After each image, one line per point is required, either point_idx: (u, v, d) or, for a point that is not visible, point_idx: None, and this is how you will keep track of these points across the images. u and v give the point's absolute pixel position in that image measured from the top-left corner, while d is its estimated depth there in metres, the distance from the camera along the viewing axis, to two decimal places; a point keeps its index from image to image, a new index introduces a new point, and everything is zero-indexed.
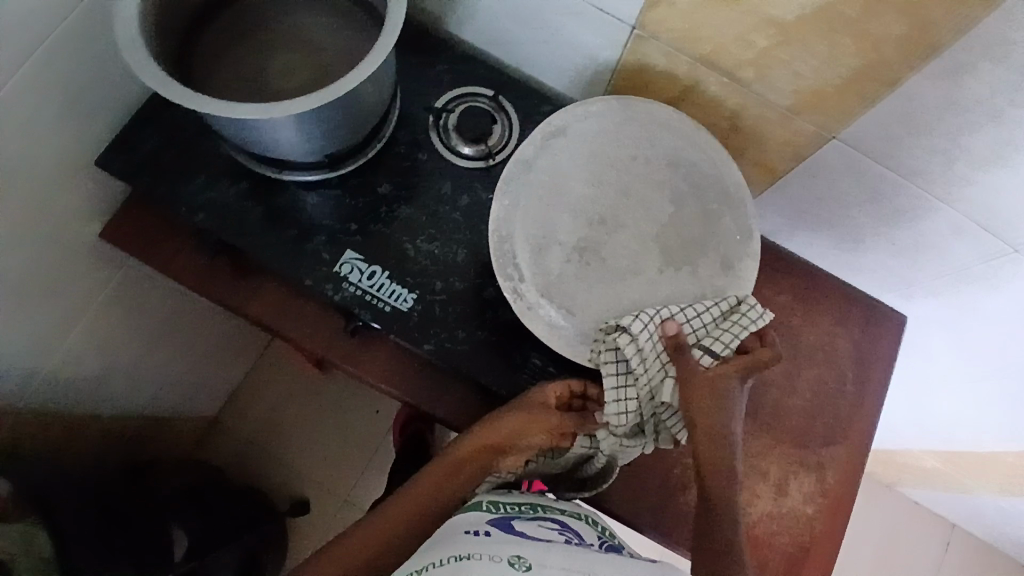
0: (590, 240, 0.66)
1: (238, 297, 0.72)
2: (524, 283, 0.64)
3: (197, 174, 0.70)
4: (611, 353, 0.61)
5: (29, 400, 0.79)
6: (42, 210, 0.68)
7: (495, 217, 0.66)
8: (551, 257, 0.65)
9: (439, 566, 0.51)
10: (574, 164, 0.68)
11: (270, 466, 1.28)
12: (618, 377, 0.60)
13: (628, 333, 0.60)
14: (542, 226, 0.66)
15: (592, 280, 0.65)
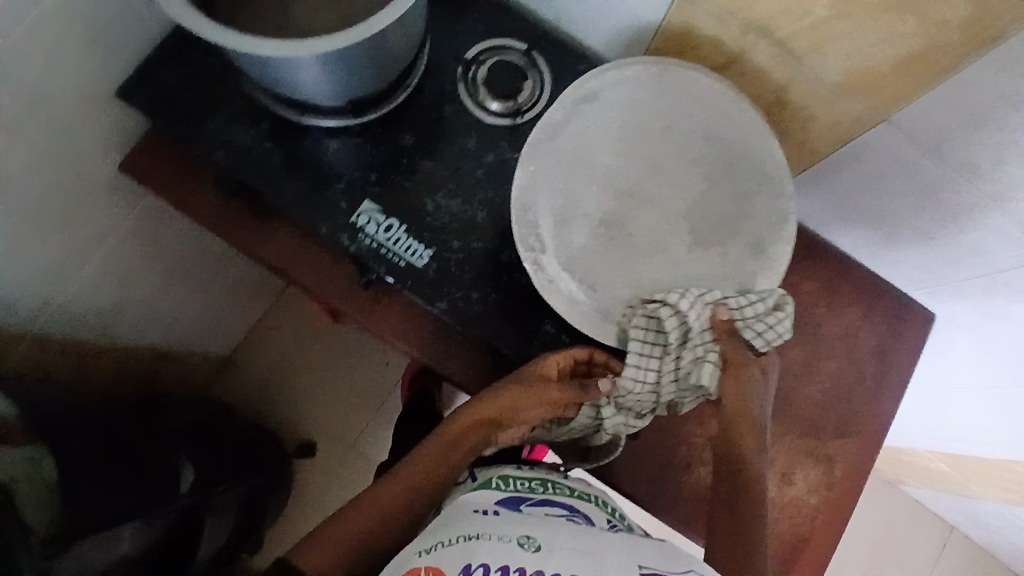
0: (617, 216, 0.65)
1: (254, 239, 0.71)
2: (546, 257, 0.63)
3: (220, 112, 0.69)
4: (645, 321, 0.60)
5: (45, 325, 0.80)
6: (62, 137, 0.67)
7: (518, 187, 0.64)
8: (575, 231, 0.64)
9: (447, 545, 0.51)
10: (609, 134, 0.66)
11: (280, 408, 1.30)
12: (645, 345, 0.60)
13: (671, 306, 0.59)
14: (568, 199, 0.65)
15: (616, 256, 0.64)
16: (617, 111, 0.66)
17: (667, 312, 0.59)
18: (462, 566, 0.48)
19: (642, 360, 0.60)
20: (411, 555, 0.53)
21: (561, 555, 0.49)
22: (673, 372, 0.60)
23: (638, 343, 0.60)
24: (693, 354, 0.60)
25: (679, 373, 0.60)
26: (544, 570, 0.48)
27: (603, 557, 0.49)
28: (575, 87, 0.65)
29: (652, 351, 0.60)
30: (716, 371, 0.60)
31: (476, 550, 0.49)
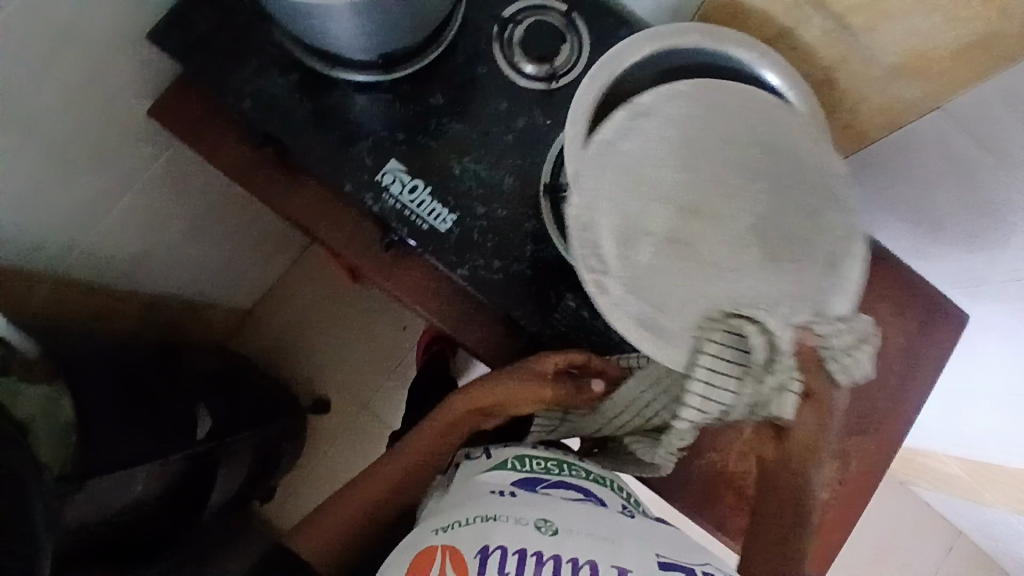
0: (683, 230, 0.54)
1: (278, 194, 0.71)
2: (609, 277, 0.54)
3: (250, 59, 0.67)
4: (728, 341, 0.52)
5: (70, 266, 0.81)
6: (92, 77, 0.67)
7: (575, 199, 0.54)
8: (638, 248, 0.54)
9: (466, 525, 0.52)
10: (677, 131, 0.55)
11: (296, 363, 1.32)
12: (725, 364, 0.51)
13: (760, 326, 0.51)
14: (632, 209, 0.55)
15: (689, 278, 0.54)
16: (684, 105, 0.56)
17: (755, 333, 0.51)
18: (479, 547, 0.50)
19: (721, 378, 0.51)
20: (427, 533, 0.54)
21: (579, 538, 0.50)
22: (750, 400, 0.52)
23: (714, 361, 0.51)
24: (777, 383, 0.51)
25: (756, 400, 0.52)
26: (562, 553, 0.49)
27: (618, 544, 0.51)
28: (599, 63, 0.56)
29: (734, 378, 0.51)
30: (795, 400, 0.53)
31: (493, 532, 0.51)
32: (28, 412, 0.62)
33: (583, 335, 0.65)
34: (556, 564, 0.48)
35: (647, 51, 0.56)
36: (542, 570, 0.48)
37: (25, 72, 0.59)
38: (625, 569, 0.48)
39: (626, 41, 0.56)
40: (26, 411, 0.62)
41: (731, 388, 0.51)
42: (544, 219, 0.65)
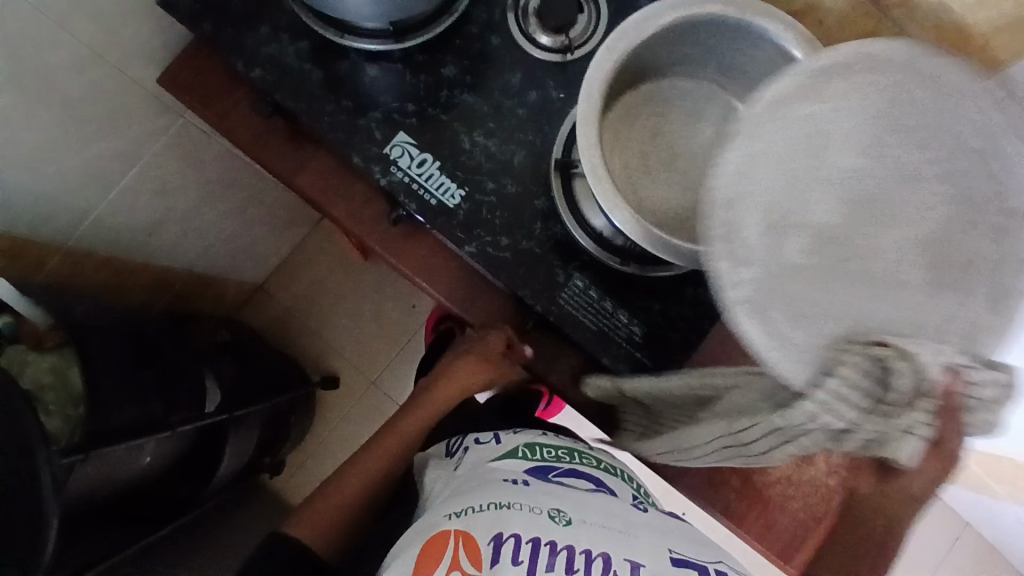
0: (845, 231, 0.39)
1: (286, 166, 0.70)
2: (746, 266, 0.39)
3: (258, 25, 0.65)
4: (869, 370, 0.35)
5: (81, 237, 0.81)
6: (100, 42, 0.65)
7: (721, 171, 0.41)
8: (789, 244, 0.39)
9: (480, 512, 0.53)
10: (867, 101, 0.40)
11: (305, 338, 1.32)
12: (861, 389, 0.35)
13: (906, 353, 0.35)
14: (787, 192, 0.40)
15: (849, 302, 0.38)
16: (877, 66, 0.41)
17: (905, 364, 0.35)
18: (494, 534, 0.51)
19: (844, 405, 0.36)
20: (439, 517, 0.55)
21: (592, 530, 0.52)
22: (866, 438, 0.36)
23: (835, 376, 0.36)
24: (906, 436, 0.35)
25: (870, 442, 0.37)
26: (576, 544, 0.50)
27: (631, 537, 0.52)
28: (616, 33, 0.53)
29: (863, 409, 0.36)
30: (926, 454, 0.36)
31: (506, 520, 0.52)
32: (36, 379, 0.65)
33: (591, 315, 0.64)
34: (569, 554, 0.49)
35: (668, 20, 0.53)
36: (556, 559, 0.49)
37: (31, 35, 0.58)
38: (637, 564, 0.49)
39: (650, 8, 0.52)
40: (33, 379, 0.65)
41: (854, 417, 0.36)
42: (553, 195, 0.63)
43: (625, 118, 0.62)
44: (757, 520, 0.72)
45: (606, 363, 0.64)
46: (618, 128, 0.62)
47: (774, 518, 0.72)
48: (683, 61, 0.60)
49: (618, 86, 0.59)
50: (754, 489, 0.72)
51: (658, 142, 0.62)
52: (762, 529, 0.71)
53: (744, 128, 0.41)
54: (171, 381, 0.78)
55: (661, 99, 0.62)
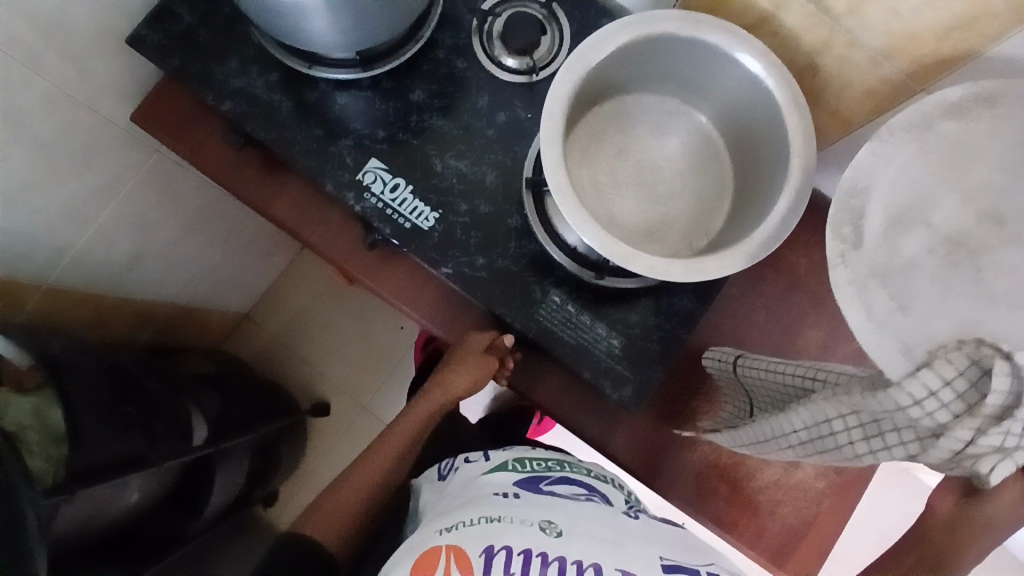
0: (977, 237, 0.50)
1: (260, 197, 0.70)
2: (858, 252, 0.51)
3: (228, 59, 0.66)
4: (969, 372, 0.39)
5: (60, 278, 0.81)
6: (71, 81, 0.66)
7: (854, 164, 0.53)
8: (904, 239, 0.51)
9: (469, 525, 0.53)
10: (1011, 132, 0.50)
11: (292, 366, 1.32)
12: (957, 388, 0.39)
13: (1013, 365, 0.38)
14: (900, 194, 0.52)
15: (946, 290, 0.50)
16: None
17: (1008, 369, 0.37)
18: (484, 547, 0.50)
19: (939, 403, 0.39)
20: (431, 533, 0.55)
21: (582, 541, 0.51)
22: (962, 443, 0.40)
23: (931, 377, 0.40)
24: (993, 442, 0.39)
25: (959, 450, 0.40)
26: (567, 555, 0.49)
27: (623, 547, 0.51)
28: (574, 55, 0.54)
29: (955, 409, 0.40)
30: (1008, 471, 0.41)
31: (497, 533, 0.51)
32: (19, 420, 0.62)
33: (569, 329, 0.64)
34: (561, 566, 0.48)
35: (625, 40, 0.54)
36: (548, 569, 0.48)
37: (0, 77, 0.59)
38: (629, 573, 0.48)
39: (604, 30, 0.54)
40: (15, 419, 0.62)
41: (946, 419, 0.40)
42: (527, 213, 0.64)
43: (590, 137, 0.63)
44: (747, 527, 0.72)
45: (587, 377, 0.64)
46: (585, 146, 0.63)
47: (764, 524, 0.72)
48: (642, 80, 0.62)
49: (582, 104, 0.61)
50: (744, 496, 0.72)
51: (624, 159, 0.63)
52: (752, 537, 0.71)
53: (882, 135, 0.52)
54: (151, 418, 0.77)
55: (624, 117, 0.64)
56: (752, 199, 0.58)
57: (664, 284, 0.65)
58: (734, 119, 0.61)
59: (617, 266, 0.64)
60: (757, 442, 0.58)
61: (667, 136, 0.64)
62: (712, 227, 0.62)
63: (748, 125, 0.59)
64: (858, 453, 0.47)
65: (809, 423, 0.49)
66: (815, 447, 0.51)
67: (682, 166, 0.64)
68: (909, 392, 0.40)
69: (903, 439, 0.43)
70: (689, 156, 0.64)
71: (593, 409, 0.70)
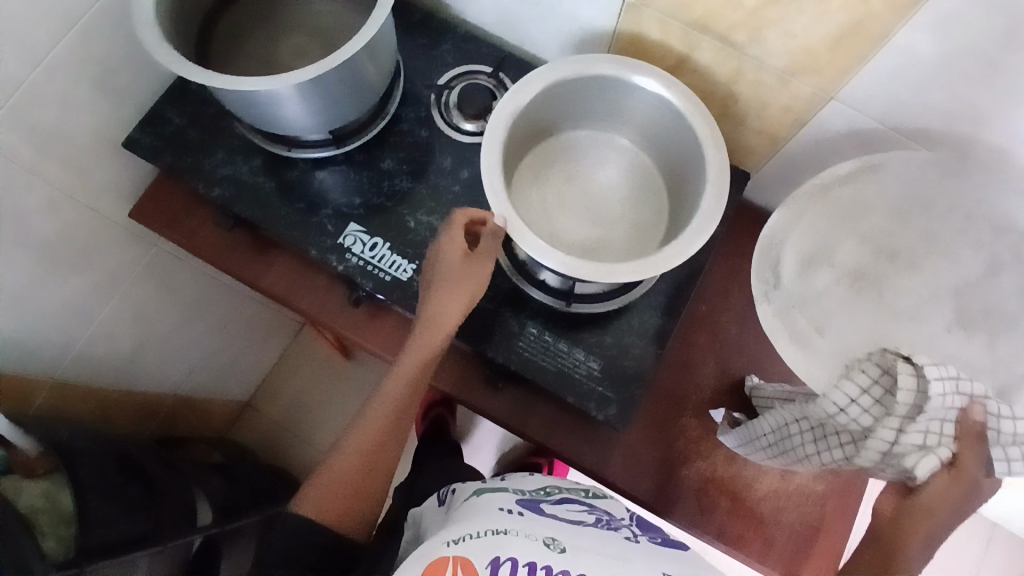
0: (872, 270, 0.65)
1: (251, 272, 0.76)
2: (777, 290, 0.64)
3: (215, 151, 0.73)
4: (880, 377, 0.50)
5: (64, 370, 0.84)
6: (69, 183, 0.72)
7: (769, 226, 0.66)
8: (818, 275, 0.65)
9: (474, 537, 0.55)
10: (891, 187, 0.64)
11: (296, 449, 1.32)
12: (873, 392, 0.50)
13: (914, 366, 0.48)
14: (810, 241, 0.66)
15: (852, 306, 0.64)
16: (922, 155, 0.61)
17: (907, 370, 0.48)
18: (491, 559, 0.53)
19: (858, 405, 0.50)
20: (438, 544, 0.56)
21: (584, 555, 0.54)
22: (887, 442, 0.49)
23: (852, 382, 0.51)
24: (915, 439, 0.47)
25: (887, 450, 0.49)
26: (571, 569, 0.52)
27: (626, 562, 0.54)
28: (507, 96, 0.61)
29: (875, 412, 0.50)
30: (934, 468, 0.47)
31: (505, 545, 0.54)
32: (30, 502, 0.64)
33: (549, 358, 0.68)
34: None
35: (546, 85, 0.62)
36: None
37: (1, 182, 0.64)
38: None
39: (527, 78, 0.62)
40: (29, 502, 0.63)
41: (869, 421, 0.50)
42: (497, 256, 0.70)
43: (533, 176, 0.71)
44: (755, 539, 0.72)
45: (571, 402, 0.67)
46: (533, 186, 0.70)
47: (773, 533, 0.72)
48: (572, 120, 0.70)
49: (523, 143, 0.68)
50: (747, 508, 0.72)
51: (571, 191, 0.70)
52: (762, 549, 0.71)
53: (790, 200, 0.65)
54: (150, 503, 0.78)
55: (563, 154, 0.71)
56: (684, 203, 0.65)
57: (631, 304, 0.70)
58: (659, 141, 0.68)
59: (584, 293, 0.68)
60: (745, 448, 0.69)
61: (603, 166, 0.71)
62: (657, 237, 0.68)
63: (671, 142, 0.66)
64: (811, 456, 0.58)
65: (771, 430, 0.63)
66: (787, 455, 0.62)
67: (623, 190, 0.70)
68: (834, 399, 0.51)
69: (842, 442, 0.54)
70: (629, 179, 0.71)
71: (585, 436, 0.72)
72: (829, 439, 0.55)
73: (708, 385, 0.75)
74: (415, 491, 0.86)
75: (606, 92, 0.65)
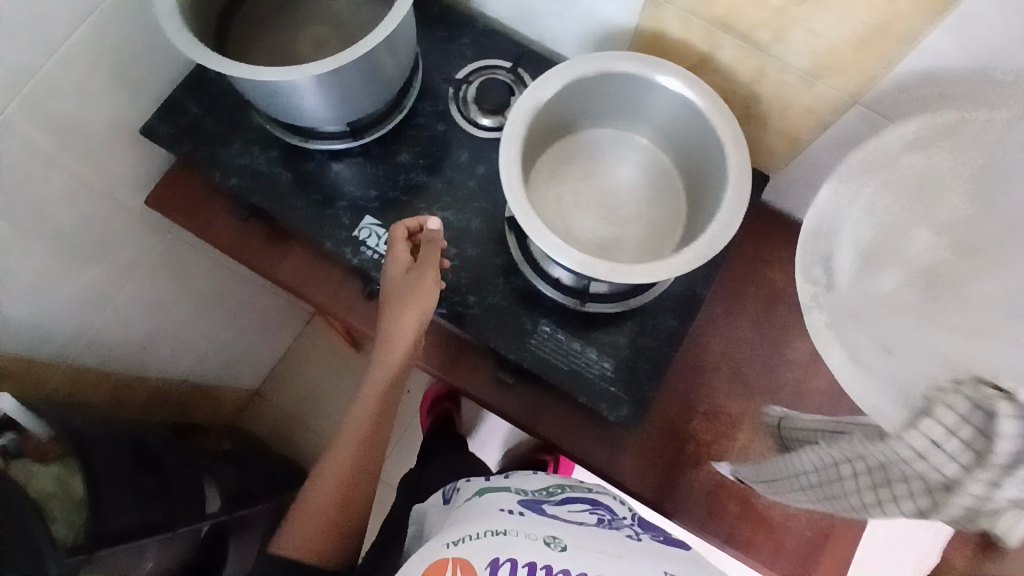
0: (945, 271, 0.56)
1: (265, 263, 0.76)
2: (829, 293, 0.56)
3: (232, 142, 0.73)
4: (973, 416, 0.39)
5: (78, 356, 0.85)
6: (87, 171, 0.73)
7: (813, 211, 0.58)
8: (880, 277, 0.57)
9: (474, 538, 0.55)
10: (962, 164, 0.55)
11: (304, 439, 1.33)
12: (965, 440, 0.38)
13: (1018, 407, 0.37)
14: (869, 233, 0.58)
15: (926, 317, 0.55)
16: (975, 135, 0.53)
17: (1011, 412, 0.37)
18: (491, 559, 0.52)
19: (944, 453, 0.39)
20: (439, 546, 0.56)
21: (586, 555, 0.53)
22: (977, 497, 0.38)
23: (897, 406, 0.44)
24: (1010, 495, 0.37)
25: (976, 505, 0.38)
26: (573, 568, 0.52)
27: (630, 562, 0.54)
28: (527, 91, 0.61)
29: (965, 461, 0.38)
30: None
31: (505, 545, 0.54)
32: (42, 488, 0.65)
33: (561, 357, 0.67)
34: None
35: (565, 82, 0.62)
36: None
37: (21, 171, 0.64)
38: None
39: (545, 76, 0.61)
40: (39, 487, 0.65)
41: (956, 472, 0.38)
42: (512, 252, 0.70)
43: (549, 174, 0.70)
44: (764, 544, 0.71)
45: (583, 402, 0.67)
46: (549, 182, 0.70)
47: (781, 539, 0.71)
48: (590, 117, 0.69)
49: (541, 140, 0.68)
50: (757, 513, 0.72)
51: (588, 190, 0.70)
52: (771, 554, 0.71)
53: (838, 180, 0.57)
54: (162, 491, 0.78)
55: (580, 151, 0.71)
56: (703, 204, 0.64)
57: (646, 304, 0.69)
58: (677, 140, 0.67)
59: (599, 293, 0.68)
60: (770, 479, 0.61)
61: (619, 164, 0.71)
62: (672, 237, 0.67)
63: (690, 142, 0.66)
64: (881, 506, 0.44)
65: (820, 468, 0.50)
66: (831, 500, 0.50)
67: (639, 188, 0.70)
68: (911, 441, 0.40)
69: (910, 493, 0.41)
70: (647, 179, 0.70)
71: (596, 436, 0.72)
72: (894, 487, 0.42)
73: (721, 387, 0.75)
74: (423, 485, 0.86)
75: (627, 90, 0.65)
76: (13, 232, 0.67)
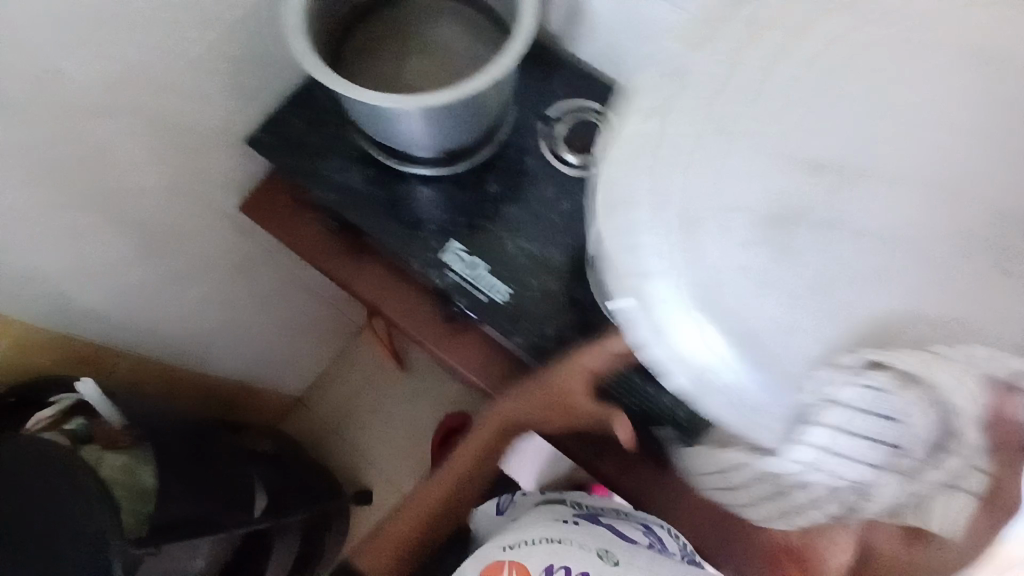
0: (786, 212, 0.38)
1: (347, 276, 0.78)
2: (665, 263, 0.40)
3: (329, 157, 0.76)
4: (868, 398, 0.36)
5: (147, 345, 0.87)
6: (192, 173, 0.76)
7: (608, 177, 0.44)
8: (691, 240, 0.39)
9: (533, 544, 0.67)
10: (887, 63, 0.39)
11: (342, 450, 1.35)
12: (874, 417, 0.36)
13: (928, 387, 0.35)
14: (682, 193, 0.40)
15: (752, 276, 0.38)
16: (897, 17, 0.40)
17: (921, 395, 0.35)
18: (546, 565, 0.64)
19: (833, 458, 0.38)
20: (496, 548, 0.68)
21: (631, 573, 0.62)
22: (892, 497, 0.38)
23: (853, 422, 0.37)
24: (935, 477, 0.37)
25: (925, 490, 0.37)
26: None
27: None
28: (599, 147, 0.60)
29: (873, 457, 0.37)
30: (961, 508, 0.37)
31: (558, 554, 0.65)
32: (110, 473, 0.70)
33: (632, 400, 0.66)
34: None
35: None
36: None
37: (128, 160, 0.68)
38: None
39: None
40: (108, 472, 0.70)
41: (866, 474, 0.38)
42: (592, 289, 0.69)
43: None
44: None
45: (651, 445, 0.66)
46: None
47: None
48: None
49: None
50: None
51: None
52: None
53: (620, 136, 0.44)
54: (211, 488, 0.78)
55: None
56: None
57: None
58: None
59: None
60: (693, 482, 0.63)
61: None
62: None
63: None
64: (783, 525, 0.46)
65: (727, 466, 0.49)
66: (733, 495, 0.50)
67: None
68: (799, 455, 0.39)
69: (818, 511, 0.42)
70: None
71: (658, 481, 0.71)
72: (772, 505, 0.45)
73: None
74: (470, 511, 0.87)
75: None
76: (111, 217, 0.71)
